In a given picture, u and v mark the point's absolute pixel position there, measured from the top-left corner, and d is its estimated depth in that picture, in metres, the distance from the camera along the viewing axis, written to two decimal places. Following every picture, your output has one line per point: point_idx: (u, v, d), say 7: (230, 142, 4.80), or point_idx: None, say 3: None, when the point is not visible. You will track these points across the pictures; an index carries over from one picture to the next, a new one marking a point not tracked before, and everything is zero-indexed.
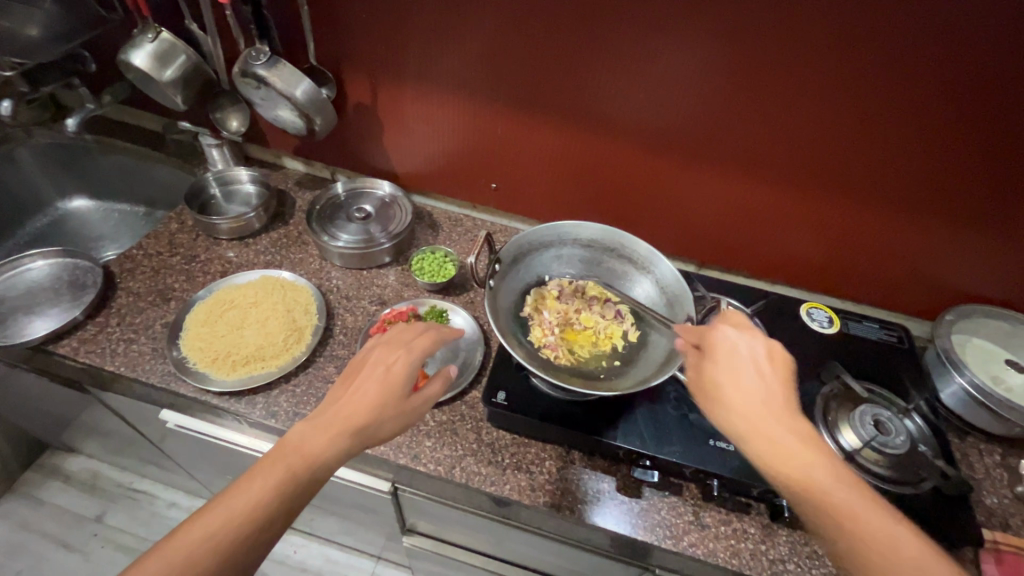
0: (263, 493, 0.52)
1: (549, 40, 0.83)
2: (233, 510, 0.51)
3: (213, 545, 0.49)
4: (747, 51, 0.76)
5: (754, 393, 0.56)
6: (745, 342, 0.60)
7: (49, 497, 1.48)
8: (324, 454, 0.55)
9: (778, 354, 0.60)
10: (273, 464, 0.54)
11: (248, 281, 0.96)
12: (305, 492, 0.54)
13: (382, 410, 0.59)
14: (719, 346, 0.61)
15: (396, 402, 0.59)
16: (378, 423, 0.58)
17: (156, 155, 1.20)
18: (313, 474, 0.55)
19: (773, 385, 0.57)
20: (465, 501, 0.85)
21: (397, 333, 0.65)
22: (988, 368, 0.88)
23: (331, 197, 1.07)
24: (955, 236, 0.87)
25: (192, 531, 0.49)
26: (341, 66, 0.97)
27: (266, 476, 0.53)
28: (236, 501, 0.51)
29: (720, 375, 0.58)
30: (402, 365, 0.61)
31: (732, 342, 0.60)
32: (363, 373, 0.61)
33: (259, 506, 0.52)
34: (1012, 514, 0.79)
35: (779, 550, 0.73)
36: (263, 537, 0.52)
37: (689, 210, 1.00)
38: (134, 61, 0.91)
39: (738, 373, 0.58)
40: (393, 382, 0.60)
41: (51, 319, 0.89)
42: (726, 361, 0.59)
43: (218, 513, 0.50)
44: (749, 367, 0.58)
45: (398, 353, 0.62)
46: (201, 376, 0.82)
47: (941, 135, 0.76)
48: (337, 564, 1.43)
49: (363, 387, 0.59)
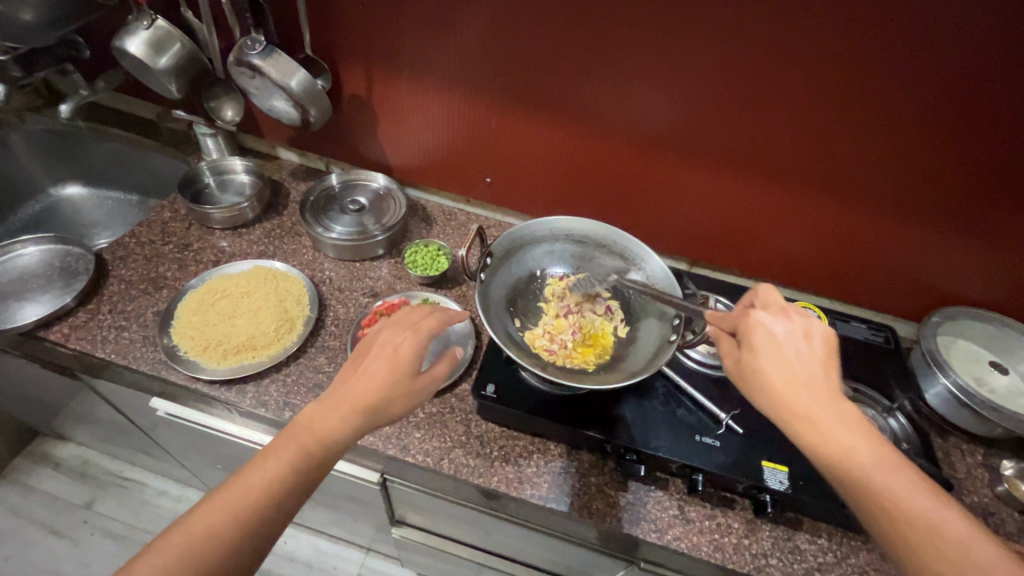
0: (279, 468, 0.53)
1: (544, 35, 0.84)
2: (248, 488, 0.52)
3: (231, 521, 0.50)
4: (744, 50, 0.76)
5: (799, 381, 0.53)
6: (781, 325, 0.58)
7: (38, 484, 1.48)
8: (335, 431, 0.56)
9: (815, 333, 0.57)
10: (286, 441, 0.54)
11: (240, 271, 0.96)
12: (320, 468, 0.55)
13: (390, 391, 0.58)
14: (755, 332, 0.57)
15: (405, 382, 0.59)
16: (387, 402, 0.58)
17: (150, 143, 1.20)
18: (325, 450, 0.55)
19: (815, 367, 0.55)
20: (454, 493, 0.85)
21: (404, 315, 0.64)
22: (973, 369, 0.89)
23: (325, 188, 1.07)
24: (943, 238, 0.88)
25: (209, 508, 0.50)
26: (336, 57, 0.97)
27: (279, 453, 0.54)
28: (252, 478, 0.52)
29: (762, 361, 0.55)
30: (409, 346, 0.60)
31: (767, 326, 0.58)
32: (371, 353, 0.60)
33: (274, 481, 0.52)
34: (992, 513, 0.80)
35: (762, 545, 0.74)
36: (280, 512, 0.53)
37: (681, 208, 1.00)
38: (129, 48, 0.90)
39: (782, 359, 0.55)
40: (401, 362, 0.59)
41: (41, 305, 0.89)
42: (766, 348, 0.56)
43: (233, 491, 0.51)
44: (790, 350, 0.56)
45: (405, 334, 0.61)
46: (192, 364, 0.82)
47: (933, 138, 0.77)
48: (326, 555, 1.44)
49: (371, 367, 0.58)
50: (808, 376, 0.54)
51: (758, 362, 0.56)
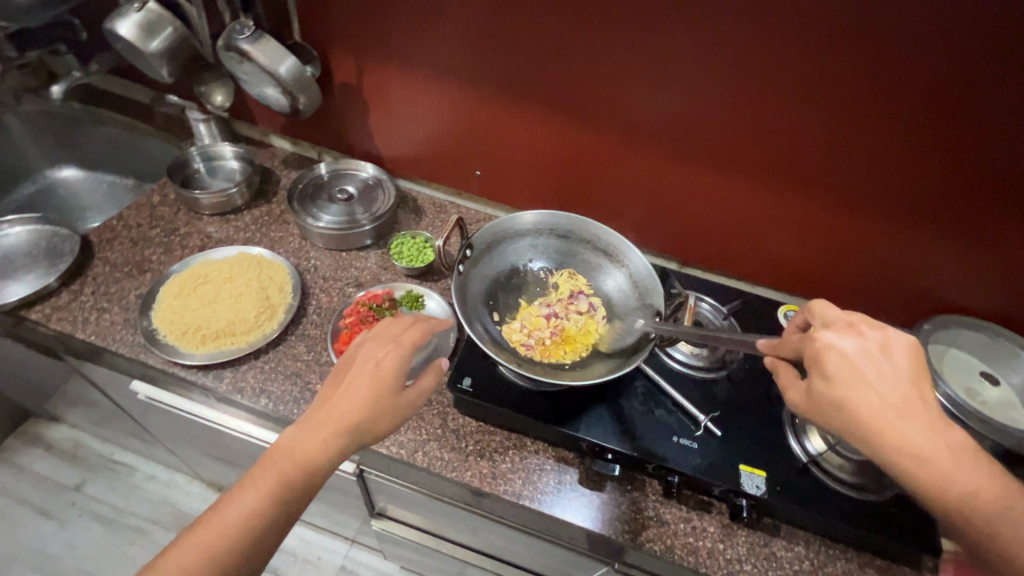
0: (257, 502, 0.54)
1: (532, 27, 0.82)
2: (228, 522, 0.53)
3: (213, 556, 0.51)
4: (734, 47, 0.75)
5: (891, 408, 0.49)
6: (852, 343, 0.53)
7: (29, 464, 1.49)
8: (315, 457, 0.54)
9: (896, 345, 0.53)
10: (264, 472, 0.55)
11: (224, 257, 0.96)
12: (301, 494, 0.55)
13: (373, 410, 0.56)
14: (828, 357, 0.52)
15: (389, 399, 0.57)
16: (371, 423, 0.56)
17: (145, 128, 1.20)
18: (305, 478, 0.55)
19: (905, 387, 0.51)
20: (429, 486, 0.85)
21: (385, 327, 0.61)
22: (965, 381, 0.86)
23: (314, 177, 1.07)
24: (935, 244, 0.86)
25: (190, 544, 0.51)
26: (326, 44, 0.96)
27: (257, 484, 0.54)
28: (232, 511, 0.53)
29: (849, 393, 0.50)
30: (391, 360, 0.58)
31: (838, 348, 0.52)
32: (352, 371, 0.58)
33: (254, 514, 0.53)
34: None
35: (737, 550, 0.72)
36: (264, 541, 0.54)
37: (670, 205, 0.99)
38: (120, 30, 0.90)
39: (867, 386, 0.50)
40: (383, 379, 0.57)
41: (25, 285, 0.90)
42: (850, 374, 0.51)
43: (214, 526, 0.52)
44: (875, 374, 0.51)
45: (387, 349, 0.59)
46: (171, 348, 0.82)
47: (926, 141, 0.75)
48: (311, 545, 1.43)
49: (353, 387, 0.56)
50: (897, 402, 0.50)
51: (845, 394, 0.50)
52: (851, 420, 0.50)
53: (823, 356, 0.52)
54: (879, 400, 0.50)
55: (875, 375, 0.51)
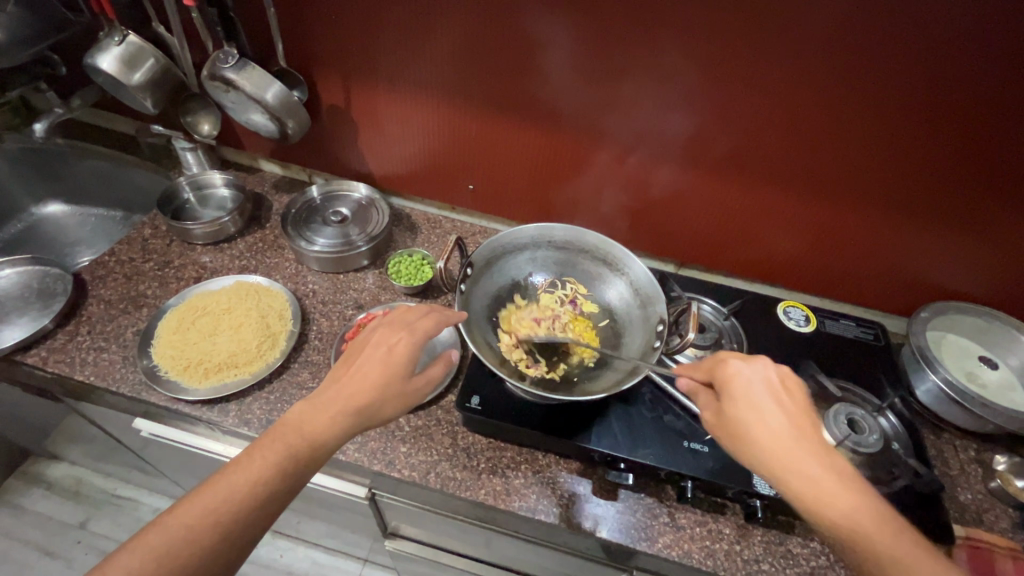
0: (262, 470, 0.51)
1: (518, 40, 0.83)
2: (232, 487, 0.50)
3: (215, 520, 0.48)
4: (721, 52, 0.75)
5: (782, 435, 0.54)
6: (753, 369, 0.60)
7: (31, 505, 1.47)
8: (325, 433, 0.55)
9: (791, 382, 0.59)
10: (273, 441, 0.53)
11: (221, 287, 0.95)
12: (307, 470, 0.54)
13: (385, 389, 0.59)
14: (735, 381, 0.59)
15: (400, 381, 0.60)
16: (382, 403, 0.58)
17: (131, 160, 1.19)
18: (315, 451, 0.54)
19: (796, 416, 0.56)
20: (443, 506, 0.84)
21: (399, 316, 0.66)
22: (963, 365, 0.88)
23: (307, 200, 1.06)
24: (929, 233, 0.87)
25: (191, 508, 0.48)
26: (312, 68, 0.96)
27: (266, 453, 0.52)
28: (238, 478, 0.51)
29: (743, 413, 0.56)
30: (404, 346, 0.62)
31: (744, 375, 0.59)
32: (364, 353, 0.61)
33: (260, 481, 0.51)
34: (986, 509, 0.79)
35: (754, 550, 0.73)
36: (266, 512, 0.51)
37: (664, 208, 1.00)
38: (101, 65, 0.89)
39: (759, 408, 0.56)
40: (396, 362, 0.60)
41: (19, 328, 0.88)
42: (749, 397, 0.57)
43: (219, 490, 0.50)
44: (770, 400, 0.57)
45: (400, 334, 0.63)
46: (173, 385, 0.81)
47: (914, 135, 0.76)
48: (324, 567, 1.42)
49: (365, 367, 0.60)
50: (789, 425, 0.55)
51: (735, 413, 0.57)
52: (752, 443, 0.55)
53: (730, 382, 0.59)
54: (769, 421, 0.55)
55: (769, 400, 0.57)
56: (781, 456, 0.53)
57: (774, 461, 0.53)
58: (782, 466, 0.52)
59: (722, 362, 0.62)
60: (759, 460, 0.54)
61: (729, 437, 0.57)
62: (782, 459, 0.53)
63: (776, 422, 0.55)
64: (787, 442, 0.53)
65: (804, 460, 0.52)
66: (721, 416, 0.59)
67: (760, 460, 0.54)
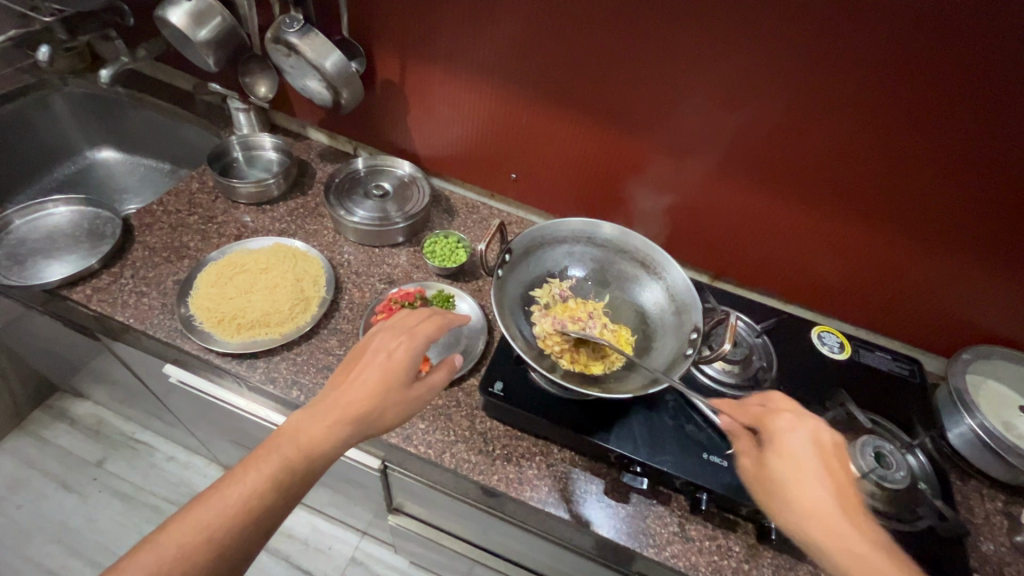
0: (255, 485, 0.53)
1: (576, 33, 0.82)
2: (226, 503, 0.51)
3: (207, 537, 0.50)
4: (788, 65, 0.73)
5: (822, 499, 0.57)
6: (802, 430, 0.62)
7: (53, 438, 1.52)
8: (319, 443, 0.56)
9: (836, 447, 0.62)
10: (268, 454, 0.54)
11: (260, 247, 0.97)
12: (300, 482, 0.55)
13: (384, 397, 0.59)
14: (786, 438, 0.62)
15: (400, 391, 0.60)
16: (380, 412, 0.58)
17: (184, 114, 1.21)
18: (311, 463, 0.55)
19: (831, 475, 0.59)
20: (453, 487, 0.85)
21: (401, 320, 0.65)
22: (1000, 413, 0.85)
23: (350, 171, 1.08)
24: (976, 274, 0.85)
25: (185, 526, 0.50)
26: (372, 41, 0.97)
27: (261, 466, 0.53)
28: (231, 494, 0.52)
29: (781, 466, 0.60)
30: (404, 352, 0.61)
31: (792, 434, 0.62)
32: (365, 358, 0.61)
33: (256, 493, 0.52)
34: (1008, 563, 0.76)
35: (762, 572, 0.72)
36: (262, 527, 0.53)
37: (706, 219, 0.98)
38: (171, 18, 0.92)
39: (802, 465, 0.59)
40: (395, 370, 0.60)
41: (67, 265, 0.92)
42: (794, 456, 0.60)
43: (212, 506, 0.51)
44: (812, 459, 0.60)
45: (400, 339, 0.62)
46: (206, 336, 0.83)
47: (982, 171, 0.74)
48: (323, 535, 1.45)
49: (364, 375, 0.59)
50: (827, 486, 0.58)
51: (772, 464, 0.61)
52: (788, 503, 0.58)
53: (781, 435, 0.62)
54: (808, 482, 0.58)
55: (813, 460, 0.60)
56: (819, 517, 0.56)
57: (804, 517, 0.56)
58: (811, 514, 0.56)
59: (775, 416, 0.65)
60: (791, 513, 0.57)
61: (764, 486, 0.60)
62: (814, 513, 0.56)
63: (816, 482, 0.58)
64: (821, 505, 0.57)
65: (836, 519, 0.56)
66: (759, 463, 0.62)
67: (794, 513, 0.57)
